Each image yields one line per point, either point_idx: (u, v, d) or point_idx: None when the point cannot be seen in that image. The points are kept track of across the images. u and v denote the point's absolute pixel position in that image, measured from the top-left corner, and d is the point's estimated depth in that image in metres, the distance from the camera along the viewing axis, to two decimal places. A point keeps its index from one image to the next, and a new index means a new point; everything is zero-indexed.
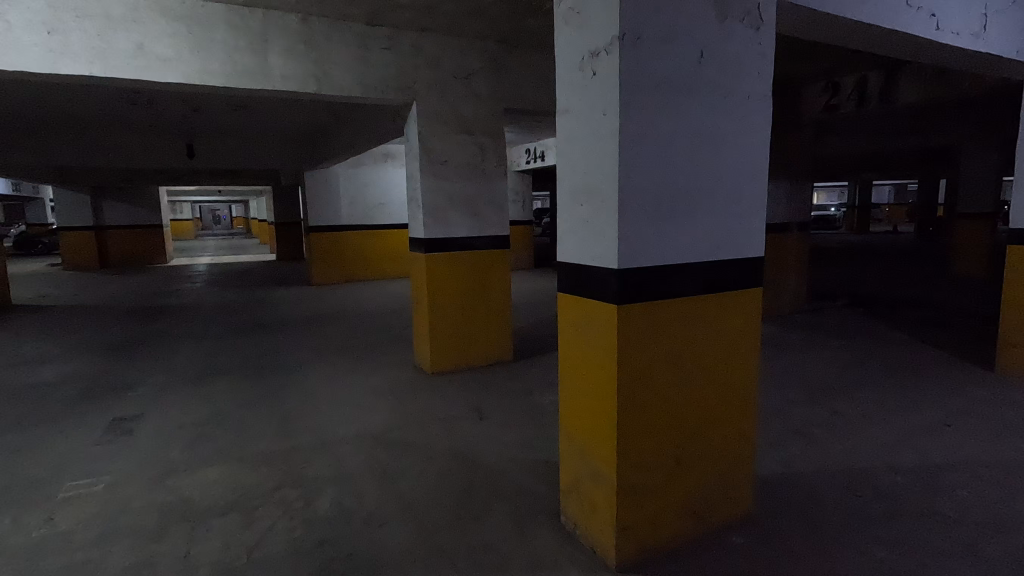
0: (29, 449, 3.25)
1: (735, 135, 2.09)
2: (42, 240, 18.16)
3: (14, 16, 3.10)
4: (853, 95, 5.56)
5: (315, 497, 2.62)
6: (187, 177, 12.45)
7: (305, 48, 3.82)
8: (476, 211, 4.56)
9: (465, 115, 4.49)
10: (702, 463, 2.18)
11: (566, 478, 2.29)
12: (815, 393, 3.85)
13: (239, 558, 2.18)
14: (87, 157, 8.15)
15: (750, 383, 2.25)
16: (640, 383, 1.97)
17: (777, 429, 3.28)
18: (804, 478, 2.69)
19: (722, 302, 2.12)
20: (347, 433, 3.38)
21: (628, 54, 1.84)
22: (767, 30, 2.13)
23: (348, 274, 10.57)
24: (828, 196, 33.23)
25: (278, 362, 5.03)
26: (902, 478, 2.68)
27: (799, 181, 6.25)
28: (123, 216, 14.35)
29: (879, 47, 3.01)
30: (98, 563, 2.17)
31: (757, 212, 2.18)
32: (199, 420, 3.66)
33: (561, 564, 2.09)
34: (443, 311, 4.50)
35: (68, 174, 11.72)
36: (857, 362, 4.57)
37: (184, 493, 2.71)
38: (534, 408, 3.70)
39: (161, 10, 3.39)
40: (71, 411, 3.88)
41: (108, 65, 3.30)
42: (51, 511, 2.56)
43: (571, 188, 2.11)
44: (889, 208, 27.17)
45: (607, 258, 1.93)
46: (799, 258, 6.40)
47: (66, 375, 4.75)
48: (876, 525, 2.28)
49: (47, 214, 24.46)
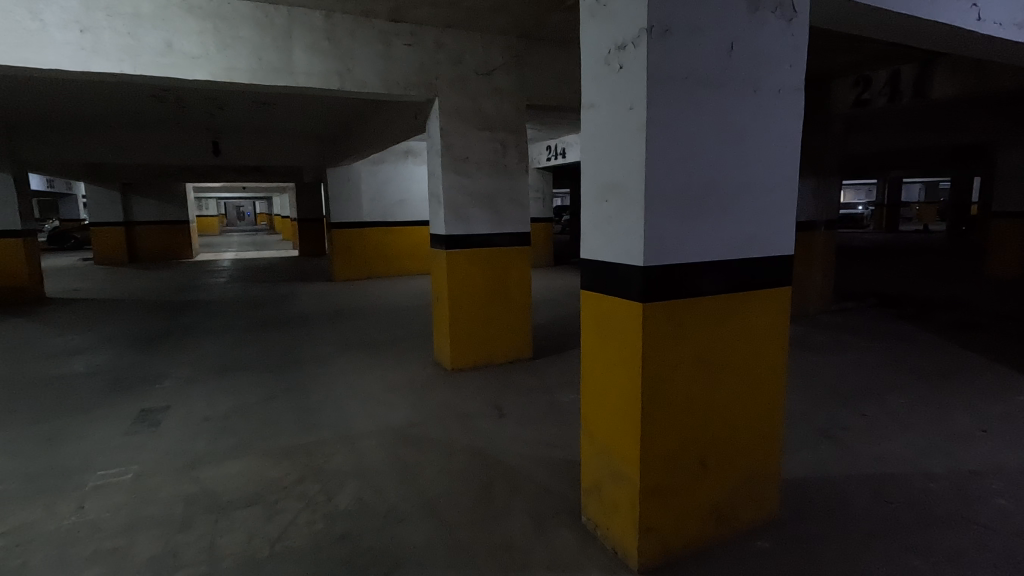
0: (63, 438, 3.34)
1: (764, 128, 2.03)
2: (74, 236, 18.76)
3: (48, 16, 3.18)
4: (885, 90, 5.43)
5: (335, 491, 2.64)
6: (212, 174, 12.72)
7: (329, 45, 3.84)
8: (497, 208, 4.54)
9: (487, 112, 4.46)
10: (727, 464, 2.13)
11: (587, 477, 2.26)
12: (844, 396, 3.75)
13: (261, 550, 2.20)
14: (118, 156, 8.39)
15: (778, 384, 2.20)
16: (663, 383, 1.93)
17: (804, 431, 3.21)
18: (832, 483, 2.62)
19: (751, 300, 2.07)
20: (367, 428, 3.40)
21: (656, 47, 1.80)
22: (800, 21, 2.06)
23: (369, 270, 10.66)
24: (856, 194, 32.48)
25: (300, 356, 5.09)
26: (934, 484, 2.59)
27: (827, 179, 6.12)
28: (152, 213, 14.72)
29: (914, 39, 2.91)
30: (125, 552, 2.21)
31: (788, 210, 2.11)
32: (225, 412, 3.72)
33: (582, 564, 2.07)
34: (464, 309, 4.50)
35: (100, 171, 12.12)
36: (887, 364, 4.45)
37: (207, 484, 2.75)
38: (554, 406, 3.68)
39: (189, 8, 3.43)
40: (102, 402, 3.98)
41: (137, 63, 3.35)
42: (81, 500, 2.63)
43: (595, 184, 2.08)
44: (919, 206, 26.47)
45: (631, 256, 1.89)
46: (826, 256, 6.27)
47: (96, 366, 4.89)
48: (909, 533, 2.20)
49: (79, 210, 25.19)
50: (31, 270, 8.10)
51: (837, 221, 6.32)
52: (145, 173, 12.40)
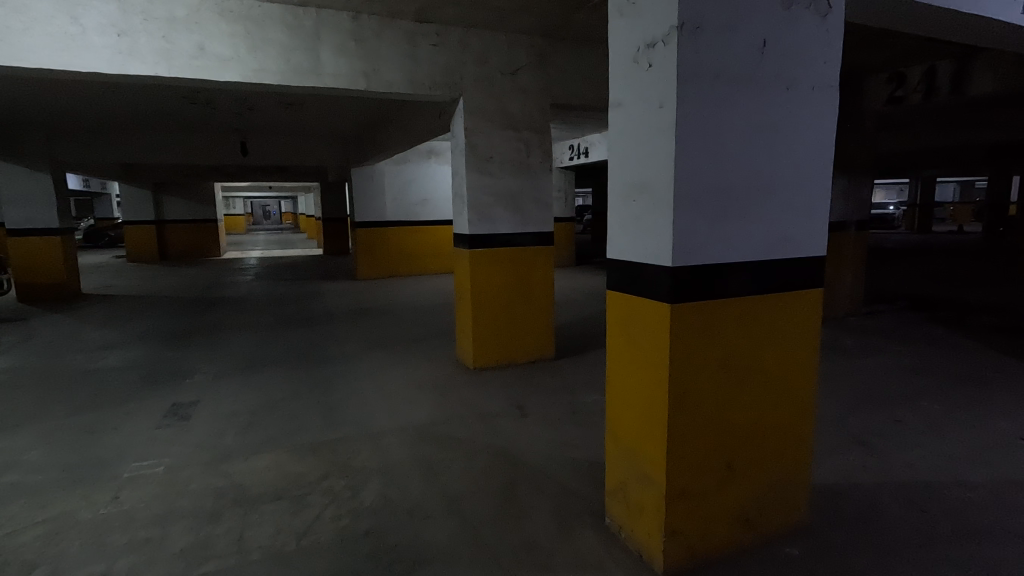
0: (99, 430, 3.45)
1: (797, 127, 1.99)
2: (109, 233, 19.39)
3: (87, 20, 3.27)
4: (921, 86, 5.21)
5: (360, 488, 2.66)
6: (240, 174, 12.99)
7: (356, 46, 3.88)
8: (521, 208, 4.54)
9: (512, 111, 4.46)
10: (756, 469, 2.10)
11: (611, 479, 2.24)
12: (877, 400, 3.66)
13: (289, 544, 2.23)
14: (150, 155, 8.61)
15: (809, 388, 2.15)
16: (691, 385, 1.91)
17: (834, 436, 3.14)
18: (863, 490, 2.56)
19: (781, 302, 2.03)
20: (391, 426, 3.43)
21: (687, 45, 1.77)
22: (835, 17, 2.01)
23: (392, 269, 10.76)
24: (887, 194, 31.67)
25: (325, 353, 5.17)
26: (972, 494, 2.51)
27: (858, 179, 5.98)
28: (182, 211, 15.11)
29: (954, 33, 2.82)
30: (158, 542, 2.27)
31: (821, 211, 2.06)
32: (252, 408, 3.80)
33: (605, 565, 2.06)
34: (487, 308, 4.51)
35: (134, 171, 12.48)
36: (920, 368, 4.33)
37: (236, 478, 2.81)
38: (577, 407, 3.66)
39: (221, 11, 3.50)
40: (134, 395, 4.09)
41: (171, 66, 3.44)
42: (116, 491, 2.70)
43: (623, 183, 2.06)
44: (953, 206, 25.74)
45: (660, 255, 1.87)
46: (856, 258, 6.13)
47: (129, 361, 5.03)
48: (946, 543, 2.14)
49: (113, 209, 25.99)
50: (68, 267, 8.35)
51: (868, 221, 6.18)
52: (176, 173, 12.72)
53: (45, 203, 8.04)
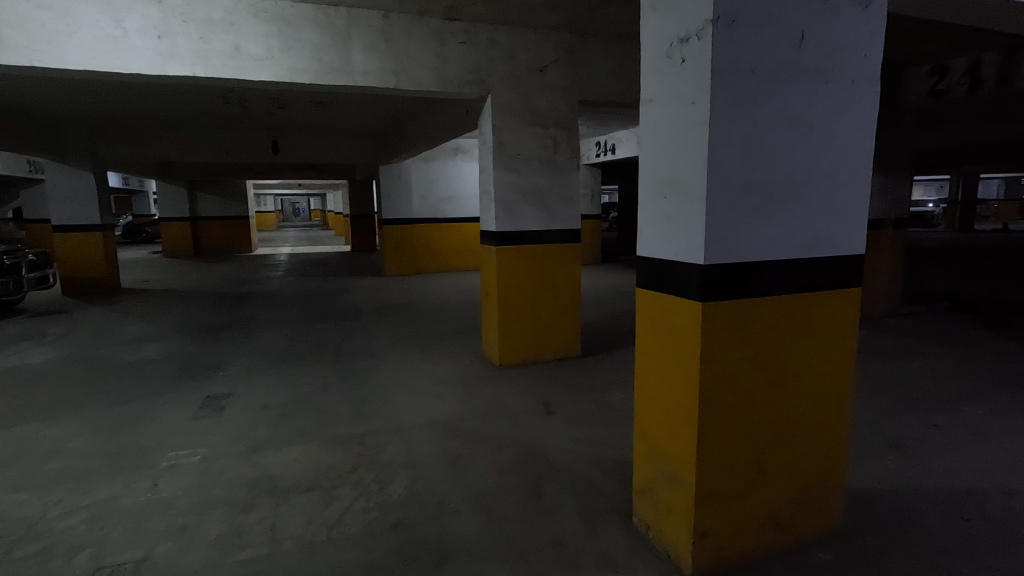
0: (138, 419, 3.57)
1: (835, 122, 1.94)
2: (146, 230, 20.02)
3: (129, 23, 3.38)
4: (964, 79, 4.91)
5: (388, 481, 2.70)
6: (272, 172, 13.26)
7: (386, 45, 3.92)
8: (548, 204, 4.53)
9: (539, 108, 4.45)
10: (789, 472, 2.06)
11: (640, 478, 2.22)
12: (916, 404, 3.55)
13: (320, 534, 2.28)
14: (186, 154, 8.84)
15: (845, 389, 2.10)
16: (722, 385, 1.88)
17: (870, 440, 3.05)
18: (901, 496, 2.48)
19: (815, 302, 1.98)
20: (418, 421, 3.47)
21: (721, 39, 1.74)
22: (877, 8, 1.94)
23: (418, 266, 10.86)
24: (926, 191, 30.52)
25: (353, 348, 5.25)
26: (1016, 502, 2.42)
27: (896, 176, 5.81)
28: (216, 209, 15.51)
29: (1004, 21, 2.70)
30: (194, 529, 2.34)
31: (859, 208, 2.01)
32: (284, 401, 3.88)
33: (632, 565, 2.04)
34: (513, 304, 4.51)
35: (171, 169, 12.87)
36: (961, 371, 4.18)
37: (269, 468, 2.88)
38: (604, 405, 3.65)
39: (255, 12, 3.57)
40: (171, 387, 4.22)
41: (208, 66, 3.53)
42: (155, 478, 2.80)
43: (655, 180, 2.04)
44: (999, 206, 24.64)
45: (692, 252, 1.84)
46: (893, 257, 5.96)
47: (166, 353, 5.20)
48: (988, 553, 2.06)
49: (150, 207, 26.82)
50: (109, 265, 8.67)
51: (907, 219, 6.00)
52: (210, 171, 13.05)
53: (87, 200, 8.34)
